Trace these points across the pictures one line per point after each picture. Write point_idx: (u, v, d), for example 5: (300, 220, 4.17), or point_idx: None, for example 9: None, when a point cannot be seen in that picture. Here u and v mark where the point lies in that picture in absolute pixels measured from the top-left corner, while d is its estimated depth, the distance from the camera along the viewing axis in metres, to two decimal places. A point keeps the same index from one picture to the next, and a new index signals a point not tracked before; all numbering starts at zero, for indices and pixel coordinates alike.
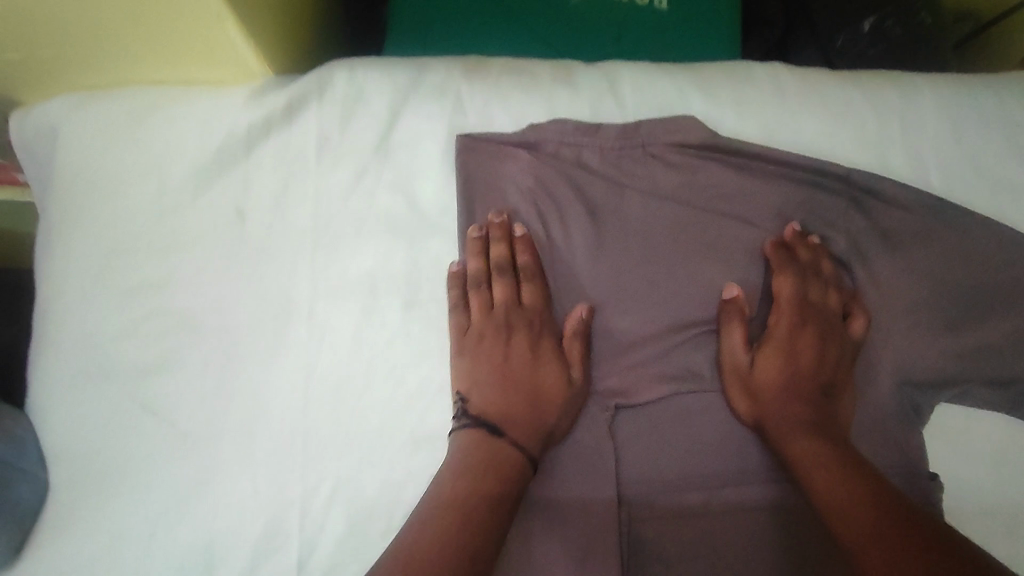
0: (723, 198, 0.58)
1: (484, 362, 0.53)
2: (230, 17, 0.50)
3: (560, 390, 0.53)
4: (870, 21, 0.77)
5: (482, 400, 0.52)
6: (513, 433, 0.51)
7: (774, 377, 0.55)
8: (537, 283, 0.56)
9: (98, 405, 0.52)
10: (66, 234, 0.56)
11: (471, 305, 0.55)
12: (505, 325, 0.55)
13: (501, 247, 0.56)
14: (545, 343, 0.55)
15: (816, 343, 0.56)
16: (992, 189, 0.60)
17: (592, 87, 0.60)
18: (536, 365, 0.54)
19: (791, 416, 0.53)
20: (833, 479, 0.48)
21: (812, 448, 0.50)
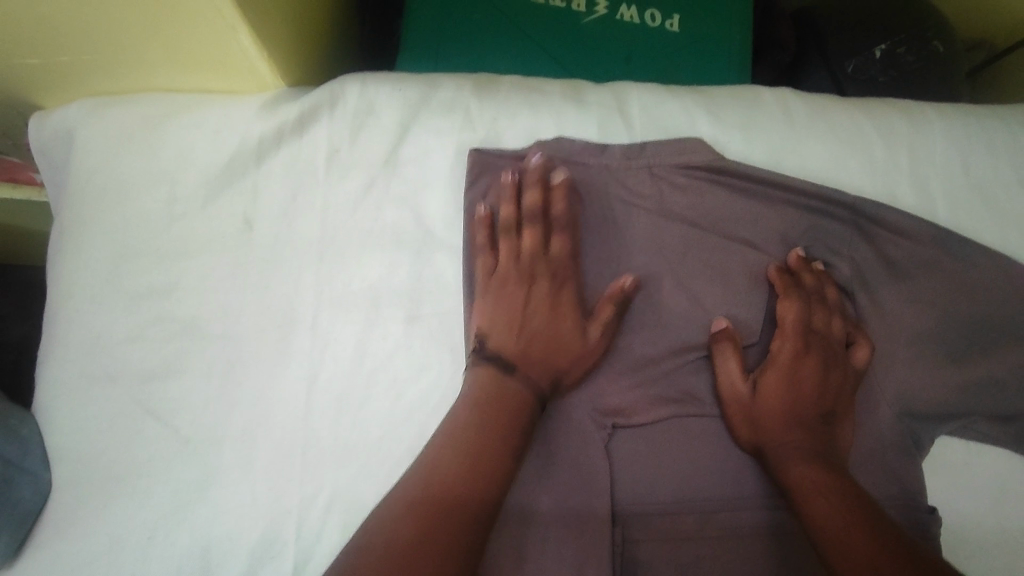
0: (728, 222, 0.58)
1: (506, 299, 0.55)
2: (246, 30, 0.51)
3: (578, 325, 0.54)
4: (882, 47, 0.76)
5: (498, 341, 0.53)
6: (524, 368, 0.52)
7: (776, 403, 0.54)
8: (569, 237, 0.56)
9: (102, 407, 0.53)
10: (78, 237, 0.57)
11: (495, 287, 0.55)
12: (531, 273, 0.55)
13: (537, 196, 0.56)
14: (569, 291, 0.56)
15: (818, 370, 0.55)
16: (999, 221, 0.60)
17: (601, 108, 0.61)
18: (553, 319, 0.55)
19: (792, 440, 0.53)
20: (829, 506, 0.47)
21: (811, 474, 0.50)
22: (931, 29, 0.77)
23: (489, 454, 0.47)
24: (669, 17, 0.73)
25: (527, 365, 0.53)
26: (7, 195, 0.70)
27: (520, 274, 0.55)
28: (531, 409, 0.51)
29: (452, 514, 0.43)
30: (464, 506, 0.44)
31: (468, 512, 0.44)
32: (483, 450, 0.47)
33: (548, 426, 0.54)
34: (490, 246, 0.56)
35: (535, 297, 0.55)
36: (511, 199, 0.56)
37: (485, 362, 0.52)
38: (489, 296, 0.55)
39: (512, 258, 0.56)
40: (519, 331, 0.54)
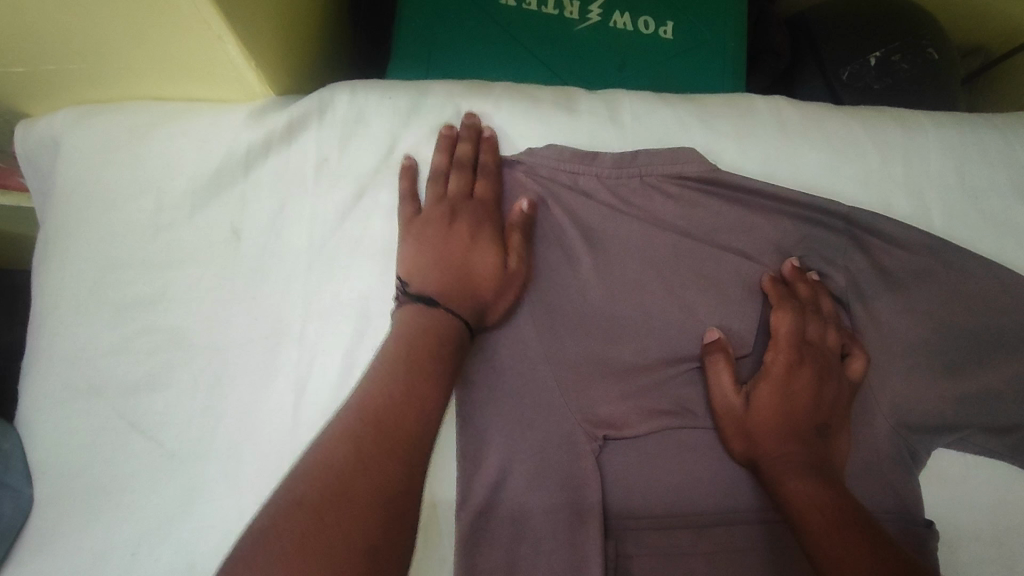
0: (721, 232, 0.58)
1: (426, 242, 0.53)
2: (232, 39, 0.50)
3: (496, 259, 0.52)
4: (876, 55, 0.75)
5: (420, 279, 0.51)
6: (447, 301, 0.50)
7: (770, 414, 0.52)
8: (490, 180, 0.56)
9: (85, 420, 0.52)
10: (63, 247, 0.56)
11: (415, 228, 0.53)
12: (451, 209, 0.54)
13: (467, 147, 0.56)
14: (487, 229, 0.54)
15: (813, 380, 0.53)
16: (994, 230, 0.59)
17: (593, 116, 0.60)
18: (470, 251, 0.52)
19: (787, 451, 0.51)
20: (826, 522, 0.46)
21: (807, 488, 0.49)
22: (926, 37, 0.76)
23: (404, 411, 0.43)
24: (663, 25, 0.73)
25: (448, 297, 0.50)
26: None
27: (442, 215, 0.54)
28: (447, 343, 0.48)
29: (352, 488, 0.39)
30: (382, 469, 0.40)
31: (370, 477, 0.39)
32: (397, 413, 0.43)
33: (539, 438, 0.52)
34: (417, 200, 0.56)
35: (457, 229, 0.53)
36: (470, 141, 0.57)
37: (409, 301, 0.50)
38: (409, 240, 0.53)
39: (436, 201, 0.55)
40: (440, 249, 0.52)
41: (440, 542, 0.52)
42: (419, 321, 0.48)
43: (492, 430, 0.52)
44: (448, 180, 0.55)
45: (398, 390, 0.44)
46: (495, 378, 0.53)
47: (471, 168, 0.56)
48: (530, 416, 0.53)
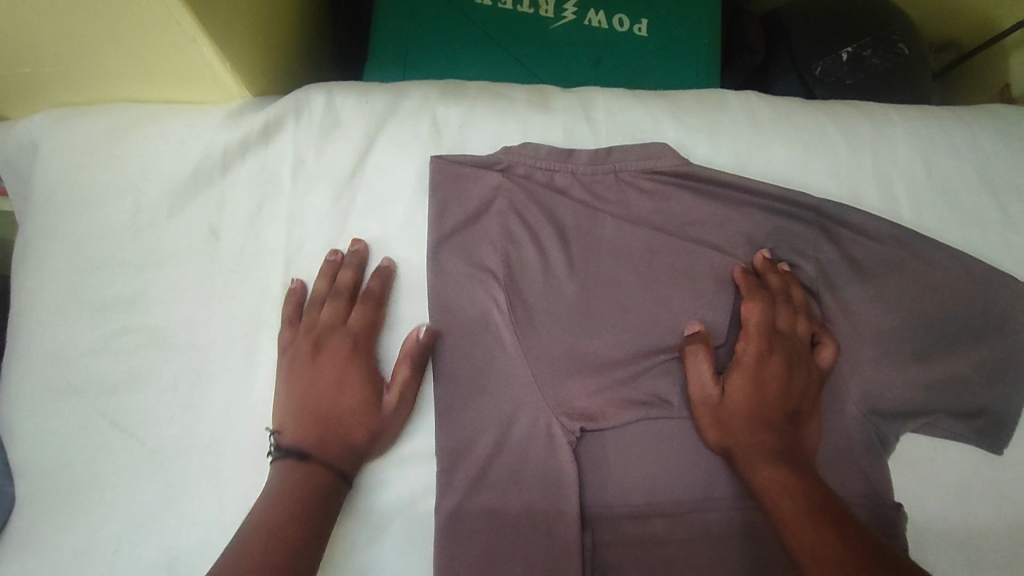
0: (694, 225, 0.59)
1: (297, 380, 0.51)
2: (206, 40, 0.51)
3: (364, 392, 0.51)
4: (849, 49, 0.77)
5: (291, 434, 0.50)
6: (319, 455, 0.49)
7: (744, 405, 0.53)
8: (369, 306, 0.54)
9: (66, 421, 0.52)
10: (42, 249, 0.56)
11: (286, 375, 0.52)
12: (316, 343, 0.53)
13: (325, 284, 0.55)
14: (359, 357, 0.53)
15: (783, 370, 0.54)
16: (962, 220, 0.60)
17: (567, 114, 0.61)
18: (337, 396, 0.51)
19: (761, 440, 0.52)
20: (798, 511, 0.47)
21: (780, 477, 0.49)
22: (896, 32, 0.78)
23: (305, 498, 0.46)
24: (638, 22, 0.74)
25: (324, 448, 0.49)
26: None
27: (310, 347, 0.53)
28: (332, 487, 0.48)
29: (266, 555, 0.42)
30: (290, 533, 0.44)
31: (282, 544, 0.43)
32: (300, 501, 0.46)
33: (517, 431, 0.53)
34: (298, 318, 0.54)
35: (324, 356, 0.52)
36: (327, 295, 0.54)
37: (280, 458, 0.49)
38: (281, 384, 0.52)
39: (296, 332, 0.54)
40: (312, 399, 0.51)
41: (419, 533, 0.52)
42: (300, 463, 0.48)
43: (470, 423, 0.53)
44: (315, 311, 0.54)
45: (290, 515, 0.45)
46: (473, 373, 0.54)
47: (327, 292, 0.55)
48: (508, 409, 0.53)
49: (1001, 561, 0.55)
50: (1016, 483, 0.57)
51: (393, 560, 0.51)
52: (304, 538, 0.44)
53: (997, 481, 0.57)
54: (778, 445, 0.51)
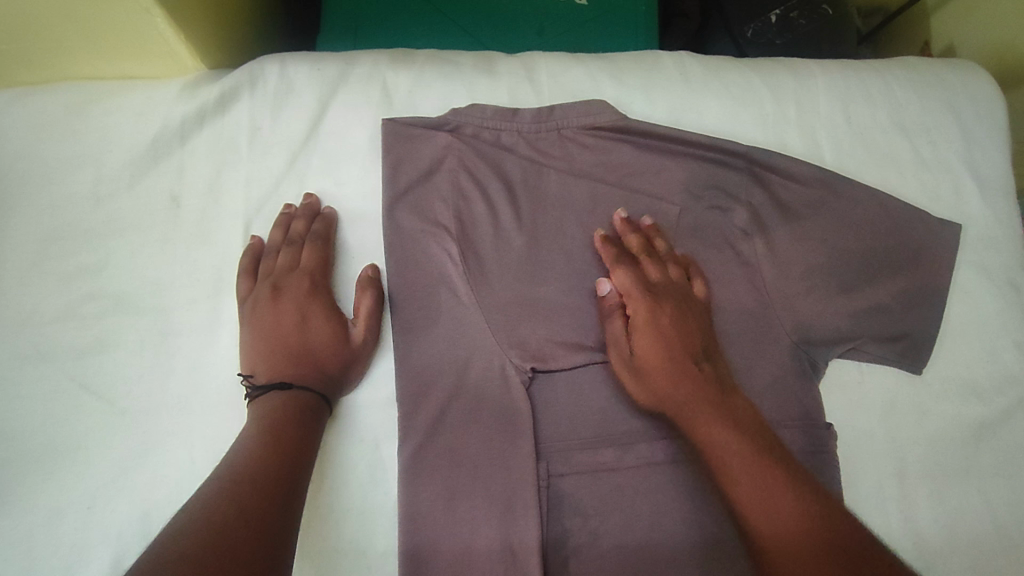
0: (635, 176, 0.62)
1: (260, 323, 0.54)
2: (160, 12, 0.53)
3: (331, 324, 0.54)
4: (777, 11, 0.81)
5: (265, 371, 0.52)
6: (301, 384, 0.51)
7: (656, 355, 0.54)
8: (319, 245, 0.57)
9: (36, 385, 0.54)
10: (3, 223, 0.58)
11: (250, 321, 0.54)
12: (275, 286, 0.55)
13: (278, 234, 0.57)
14: (319, 296, 0.55)
15: (675, 314, 0.56)
16: (878, 162, 0.65)
17: (511, 76, 0.64)
18: (304, 330, 0.54)
19: (720, 441, 0.49)
20: (769, 515, 0.45)
21: (746, 486, 0.46)
22: None
23: (290, 430, 0.48)
24: None
25: (301, 379, 0.52)
26: None
27: (270, 291, 0.55)
28: (314, 418, 0.51)
29: (254, 484, 0.44)
30: (273, 458, 0.46)
31: (269, 473, 0.45)
32: (287, 431, 0.48)
33: (474, 376, 0.56)
34: (255, 272, 0.57)
35: (285, 298, 0.54)
36: (278, 244, 0.57)
37: (257, 395, 0.51)
38: (246, 331, 0.54)
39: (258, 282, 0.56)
40: (279, 336, 0.53)
41: (383, 476, 0.55)
42: (277, 394, 0.50)
43: (429, 368, 0.56)
44: (274, 260, 0.57)
45: (272, 450, 0.46)
46: (429, 320, 0.57)
47: (284, 240, 0.57)
48: (466, 354, 0.56)
49: (925, 469, 0.60)
50: (937, 398, 0.61)
51: (357, 501, 0.54)
52: (288, 469, 0.46)
53: (920, 399, 0.61)
54: (742, 437, 0.49)
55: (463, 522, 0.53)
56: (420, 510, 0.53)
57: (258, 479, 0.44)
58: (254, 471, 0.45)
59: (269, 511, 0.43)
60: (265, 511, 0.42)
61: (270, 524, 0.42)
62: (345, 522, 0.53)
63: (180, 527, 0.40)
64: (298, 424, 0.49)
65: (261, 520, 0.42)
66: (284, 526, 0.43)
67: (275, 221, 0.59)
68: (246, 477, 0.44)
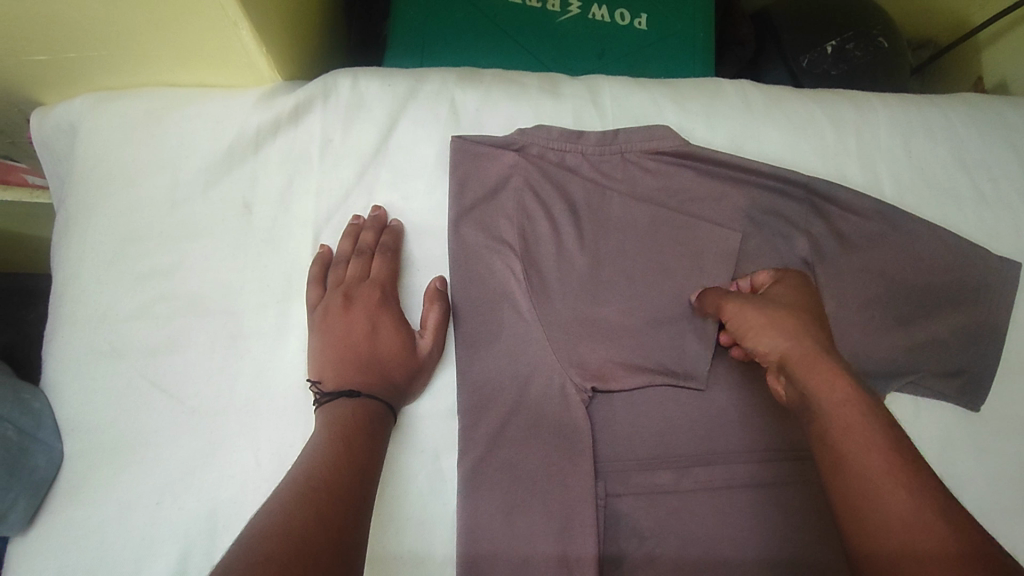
0: (695, 202, 0.63)
1: (331, 330, 0.55)
2: (246, 25, 0.54)
3: (398, 335, 0.56)
4: (833, 42, 0.82)
5: (333, 378, 0.53)
6: (370, 392, 0.52)
7: (786, 300, 0.53)
8: (389, 257, 0.58)
9: (108, 381, 0.55)
10: (83, 222, 0.60)
11: (320, 328, 0.56)
12: (346, 296, 0.56)
13: (347, 244, 0.59)
14: (388, 307, 0.57)
15: (810, 293, 0.55)
16: (939, 197, 0.66)
17: (576, 99, 0.66)
18: (373, 339, 0.55)
19: (846, 405, 0.43)
20: (904, 499, 0.38)
21: (874, 464, 0.40)
22: (877, 27, 0.83)
23: (359, 438, 0.49)
24: (638, 17, 0.78)
25: (369, 387, 0.53)
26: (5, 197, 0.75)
27: (341, 300, 0.56)
28: (382, 426, 0.52)
29: (331, 490, 0.45)
30: (346, 465, 0.47)
31: (343, 480, 0.46)
32: (356, 439, 0.49)
33: (533, 394, 0.57)
34: (325, 281, 0.58)
35: (356, 307, 0.56)
36: (348, 254, 0.59)
37: (326, 401, 0.52)
38: (315, 338, 0.55)
39: (329, 290, 0.57)
40: (349, 344, 0.54)
41: (442, 487, 0.55)
42: (346, 401, 0.51)
43: (489, 383, 0.57)
44: (344, 269, 0.58)
45: (344, 458, 0.47)
46: (491, 334, 0.58)
47: (354, 251, 0.59)
48: (527, 369, 0.57)
49: (980, 506, 0.60)
50: (991, 436, 0.62)
51: (418, 511, 0.54)
52: (360, 477, 0.47)
53: (975, 435, 0.62)
54: (878, 415, 0.43)
55: (521, 536, 0.54)
56: (479, 523, 0.53)
57: (334, 485, 0.45)
58: (330, 476, 0.46)
59: (346, 517, 0.44)
60: (342, 517, 0.43)
61: (346, 531, 0.43)
62: (405, 531, 0.54)
63: (264, 530, 0.41)
64: (367, 432, 0.50)
65: (338, 527, 0.43)
66: (358, 533, 0.44)
67: (344, 231, 0.60)
68: (321, 483, 0.45)
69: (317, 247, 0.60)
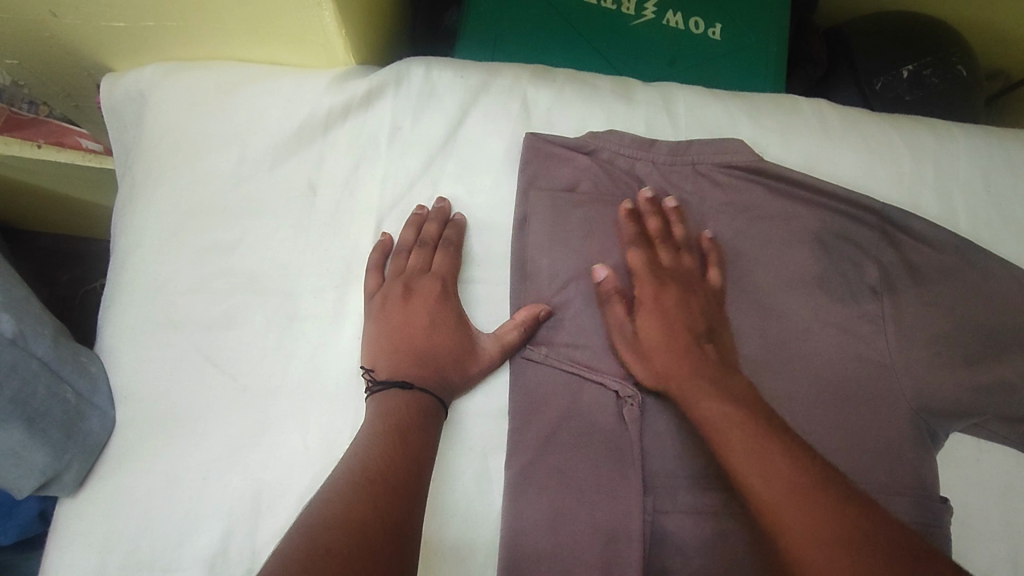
0: (763, 219, 0.62)
1: (388, 321, 0.55)
2: (330, 6, 0.54)
3: (456, 331, 0.55)
4: (909, 68, 0.80)
5: (388, 368, 0.53)
6: (425, 386, 0.52)
7: (656, 324, 0.56)
8: (452, 251, 0.58)
9: (164, 352, 0.55)
10: (149, 191, 0.60)
11: (378, 316, 0.55)
12: (407, 287, 0.56)
13: (410, 234, 0.58)
14: (447, 301, 0.56)
15: (690, 283, 0.58)
16: (1017, 236, 0.64)
17: (649, 105, 0.64)
18: (431, 333, 0.54)
19: (739, 434, 0.48)
20: (781, 487, 0.44)
21: (750, 458, 0.46)
22: (955, 54, 0.81)
23: (416, 433, 0.49)
24: (713, 26, 0.77)
25: (423, 380, 0.52)
26: (53, 158, 0.75)
27: (401, 291, 0.56)
28: (436, 422, 0.51)
29: (385, 484, 0.44)
30: (400, 459, 0.46)
31: (397, 474, 0.45)
32: (413, 434, 0.48)
33: (584, 401, 0.56)
34: (384, 269, 0.58)
35: (416, 299, 0.55)
36: (409, 244, 0.58)
37: (379, 390, 0.51)
38: (372, 326, 0.55)
39: (391, 279, 0.57)
40: (406, 336, 0.54)
41: (489, 488, 0.54)
42: (399, 393, 0.51)
43: (543, 386, 0.56)
44: (407, 259, 0.58)
45: (399, 451, 0.47)
46: (549, 334, 0.58)
47: (418, 242, 0.58)
48: (581, 376, 0.56)
49: None
50: None
51: (462, 510, 0.53)
52: (413, 474, 0.46)
53: None
54: (753, 430, 0.48)
55: (566, 545, 0.52)
56: (524, 529, 0.52)
57: (388, 479, 0.44)
58: (386, 469, 0.45)
59: (402, 511, 0.43)
60: (398, 513, 0.43)
61: (401, 527, 0.42)
62: (448, 530, 0.53)
63: (321, 520, 0.40)
64: (422, 427, 0.50)
65: (393, 522, 0.42)
66: (412, 529, 0.43)
67: (408, 219, 0.60)
68: (376, 475, 0.44)
69: (379, 235, 0.59)
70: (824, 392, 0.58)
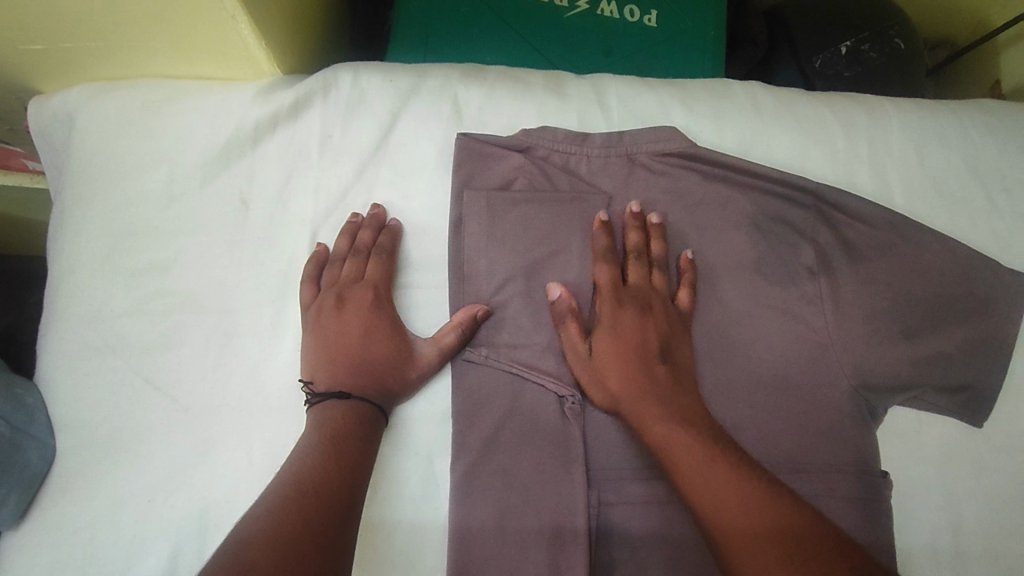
0: (699, 207, 0.62)
1: (324, 332, 0.55)
2: (244, 19, 0.53)
3: (392, 338, 0.55)
4: (847, 43, 0.80)
5: (326, 379, 0.53)
6: (361, 395, 0.52)
7: (611, 357, 0.54)
8: (384, 259, 0.58)
9: (101, 377, 0.55)
10: (80, 215, 0.59)
11: (314, 327, 0.55)
12: (339, 297, 0.56)
13: (345, 243, 0.58)
14: (381, 308, 0.56)
15: (652, 303, 0.57)
16: (950, 208, 0.64)
17: (581, 99, 0.65)
18: (365, 341, 0.54)
19: (686, 457, 0.47)
20: (713, 486, 0.45)
21: (689, 457, 0.47)
22: (894, 27, 0.81)
23: (352, 446, 0.49)
24: (648, 13, 0.77)
25: (360, 389, 0.52)
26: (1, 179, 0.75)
27: (334, 301, 0.56)
28: (374, 433, 0.51)
29: (319, 496, 0.44)
30: (335, 471, 0.46)
31: (331, 486, 0.45)
32: (350, 447, 0.49)
33: (526, 400, 0.56)
34: (319, 281, 0.58)
35: (350, 308, 0.56)
36: (342, 254, 0.58)
37: (318, 402, 0.51)
38: (309, 339, 0.55)
39: (324, 290, 0.57)
40: (341, 346, 0.54)
41: (435, 491, 0.55)
42: (336, 403, 0.51)
43: (484, 387, 0.56)
44: (340, 268, 0.58)
45: (333, 463, 0.47)
46: (490, 334, 0.58)
47: (351, 251, 0.58)
48: (522, 373, 0.57)
49: (977, 524, 0.59)
50: (993, 453, 0.61)
51: (408, 515, 0.54)
52: (348, 486, 0.46)
53: (977, 451, 0.61)
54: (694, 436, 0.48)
55: (513, 543, 0.53)
56: (470, 529, 0.53)
57: (324, 492, 0.45)
58: (320, 480, 0.45)
59: (334, 523, 0.43)
60: (329, 525, 0.43)
61: (332, 539, 0.42)
62: (395, 536, 0.53)
63: (248, 538, 0.40)
64: (359, 437, 0.50)
65: (324, 534, 0.42)
66: (344, 540, 0.43)
67: (342, 227, 0.60)
68: (308, 487, 0.45)
69: (314, 245, 0.59)
70: (766, 376, 0.59)
